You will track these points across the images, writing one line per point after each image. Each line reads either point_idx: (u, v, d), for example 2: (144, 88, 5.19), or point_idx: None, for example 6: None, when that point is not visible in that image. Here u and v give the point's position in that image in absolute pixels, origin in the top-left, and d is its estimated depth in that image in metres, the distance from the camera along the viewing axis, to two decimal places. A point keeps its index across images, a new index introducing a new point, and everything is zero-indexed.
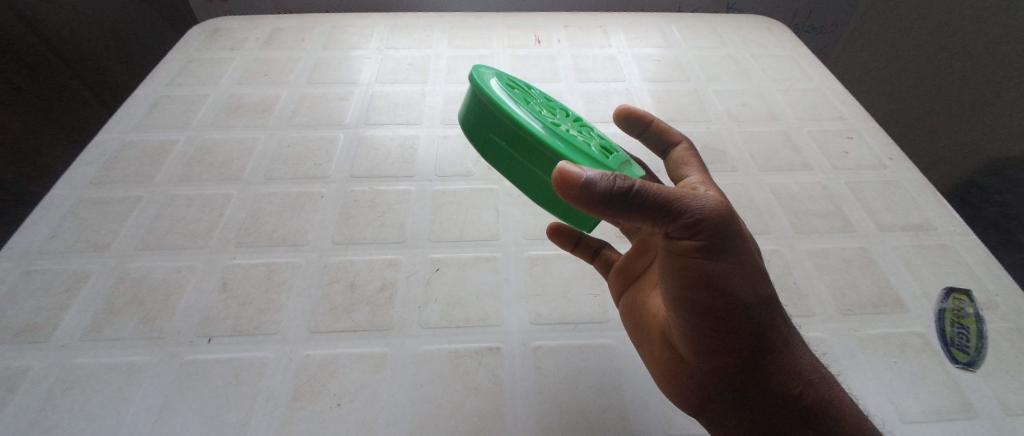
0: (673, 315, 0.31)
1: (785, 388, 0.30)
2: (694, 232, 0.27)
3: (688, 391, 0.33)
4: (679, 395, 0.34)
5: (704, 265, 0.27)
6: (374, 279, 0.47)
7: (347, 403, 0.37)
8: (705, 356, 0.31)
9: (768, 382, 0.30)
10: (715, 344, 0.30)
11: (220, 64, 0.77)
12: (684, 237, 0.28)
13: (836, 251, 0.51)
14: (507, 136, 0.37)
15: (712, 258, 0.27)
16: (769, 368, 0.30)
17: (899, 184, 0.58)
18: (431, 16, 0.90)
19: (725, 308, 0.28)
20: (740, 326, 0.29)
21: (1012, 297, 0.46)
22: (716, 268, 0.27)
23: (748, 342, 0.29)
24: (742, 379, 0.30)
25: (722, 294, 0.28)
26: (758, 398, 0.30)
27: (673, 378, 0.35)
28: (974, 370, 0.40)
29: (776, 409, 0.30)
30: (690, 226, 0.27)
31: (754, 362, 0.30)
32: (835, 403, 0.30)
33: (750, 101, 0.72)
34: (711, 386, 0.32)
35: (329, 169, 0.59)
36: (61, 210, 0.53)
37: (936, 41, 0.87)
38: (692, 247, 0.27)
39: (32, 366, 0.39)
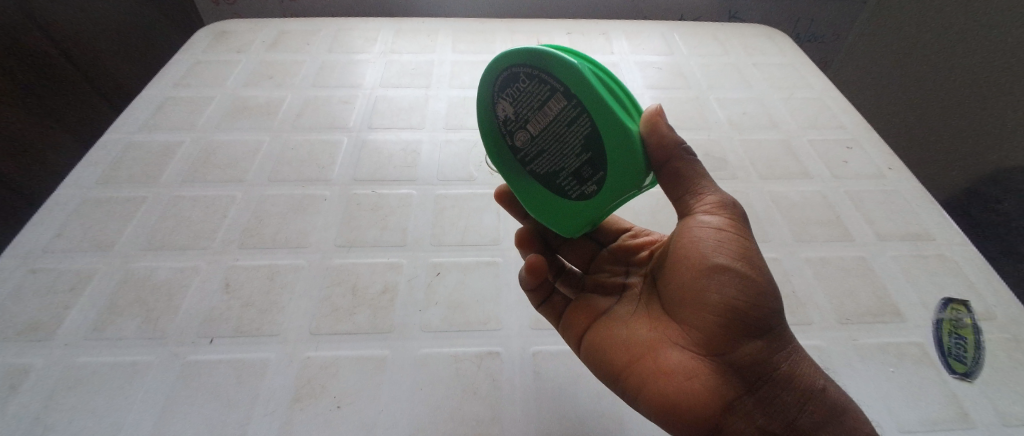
0: (705, 294, 0.29)
1: (812, 379, 0.30)
2: (728, 206, 0.32)
3: (715, 397, 0.28)
4: (702, 408, 0.28)
5: (738, 235, 0.30)
6: (376, 282, 0.47)
7: (347, 405, 0.38)
8: (737, 341, 0.29)
9: (796, 373, 0.29)
10: (752, 321, 0.28)
11: (226, 66, 0.78)
12: (720, 210, 0.32)
13: (835, 259, 0.51)
14: (626, 104, 0.33)
15: (742, 232, 0.31)
16: (792, 361, 0.30)
17: (898, 193, 0.59)
18: (435, 22, 0.90)
19: (762, 279, 0.29)
20: (770, 305, 0.29)
21: (1009, 308, 0.46)
22: (747, 241, 0.31)
23: (774, 326, 0.30)
24: (776, 368, 0.29)
25: (756, 265, 0.30)
26: (787, 395, 0.29)
27: (695, 387, 0.29)
28: (971, 380, 0.41)
29: (806, 405, 0.29)
30: (725, 200, 0.32)
31: (781, 349, 0.30)
32: (847, 402, 0.30)
33: (751, 109, 0.73)
34: (736, 385, 0.29)
35: (332, 172, 0.59)
36: (66, 209, 0.54)
37: (937, 51, 0.87)
38: (727, 218, 0.31)
39: (35, 364, 0.40)
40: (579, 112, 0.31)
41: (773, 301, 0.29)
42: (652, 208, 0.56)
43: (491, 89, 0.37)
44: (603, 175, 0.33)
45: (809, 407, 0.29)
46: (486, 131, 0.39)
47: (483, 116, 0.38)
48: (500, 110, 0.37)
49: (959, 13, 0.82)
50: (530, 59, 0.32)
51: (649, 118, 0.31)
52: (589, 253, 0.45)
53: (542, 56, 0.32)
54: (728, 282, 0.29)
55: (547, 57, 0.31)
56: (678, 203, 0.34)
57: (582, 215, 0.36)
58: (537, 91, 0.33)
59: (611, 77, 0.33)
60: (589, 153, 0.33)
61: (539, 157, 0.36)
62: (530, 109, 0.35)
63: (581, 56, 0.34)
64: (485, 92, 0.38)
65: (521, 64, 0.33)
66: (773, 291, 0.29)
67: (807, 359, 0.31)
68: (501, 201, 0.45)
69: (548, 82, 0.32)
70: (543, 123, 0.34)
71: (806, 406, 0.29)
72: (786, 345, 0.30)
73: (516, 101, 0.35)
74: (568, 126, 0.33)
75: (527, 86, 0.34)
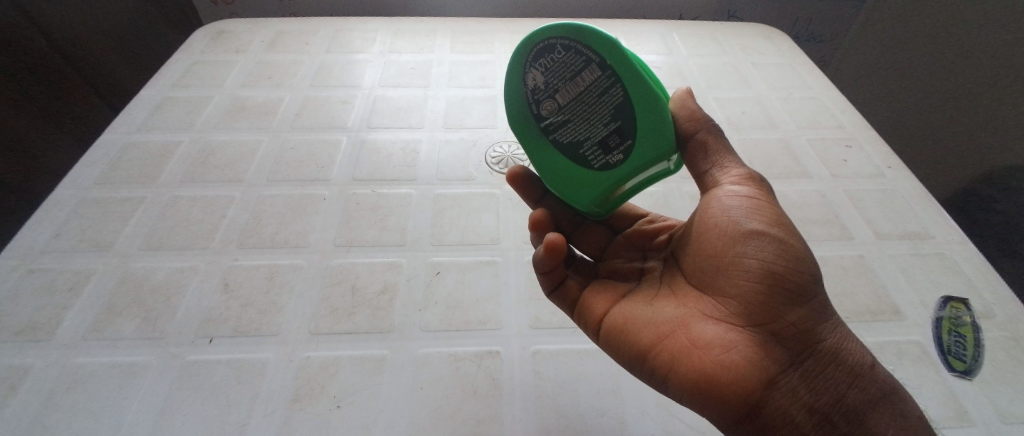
0: (739, 261, 0.29)
1: (857, 354, 0.29)
2: (756, 179, 0.32)
3: (758, 368, 0.27)
4: (745, 380, 0.27)
5: (769, 204, 0.31)
6: (375, 281, 0.47)
7: (347, 405, 0.38)
8: (779, 310, 0.28)
9: (840, 347, 0.28)
10: (792, 287, 0.28)
11: (224, 67, 0.77)
12: (749, 181, 0.32)
13: (834, 258, 0.51)
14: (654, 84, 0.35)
15: (773, 203, 0.31)
16: (835, 335, 0.29)
17: (896, 192, 0.59)
18: (434, 22, 0.90)
19: (800, 246, 0.29)
20: (809, 273, 0.29)
21: (1007, 306, 0.46)
22: (779, 211, 0.31)
23: (814, 297, 0.29)
24: (819, 341, 0.28)
25: (792, 233, 0.30)
26: (832, 370, 0.28)
27: (736, 358, 0.28)
28: (970, 378, 0.41)
29: (853, 380, 0.28)
30: (752, 173, 0.33)
31: (823, 322, 0.29)
32: (893, 381, 0.29)
33: (750, 109, 0.73)
34: (779, 357, 0.28)
35: (331, 172, 0.59)
36: (64, 209, 0.53)
37: (938, 50, 0.87)
38: (756, 189, 0.32)
39: (33, 364, 0.40)
40: (613, 82, 0.33)
41: (811, 270, 0.29)
42: (651, 208, 0.56)
43: (519, 59, 0.37)
44: (631, 144, 0.34)
45: (857, 384, 0.28)
46: (508, 101, 0.39)
47: (509, 86, 0.38)
48: (527, 80, 0.37)
49: (960, 13, 0.82)
50: (569, 29, 0.33)
51: (682, 95, 0.35)
52: (603, 241, 0.45)
53: (580, 28, 0.33)
54: (764, 247, 0.29)
55: (586, 29, 0.32)
56: (703, 179, 0.35)
57: (604, 186, 0.36)
58: (571, 62, 0.34)
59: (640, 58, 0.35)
60: (618, 122, 0.34)
61: (563, 127, 0.37)
62: (561, 79, 0.35)
63: None
64: (513, 63, 0.37)
65: (557, 34, 0.34)
66: (810, 259, 0.29)
67: (848, 335, 0.30)
68: (513, 183, 0.43)
69: (585, 53, 0.33)
70: (573, 94, 0.35)
71: (854, 384, 0.28)
72: (828, 318, 0.29)
73: (548, 71, 0.36)
74: (600, 95, 0.34)
75: (562, 56, 0.35)
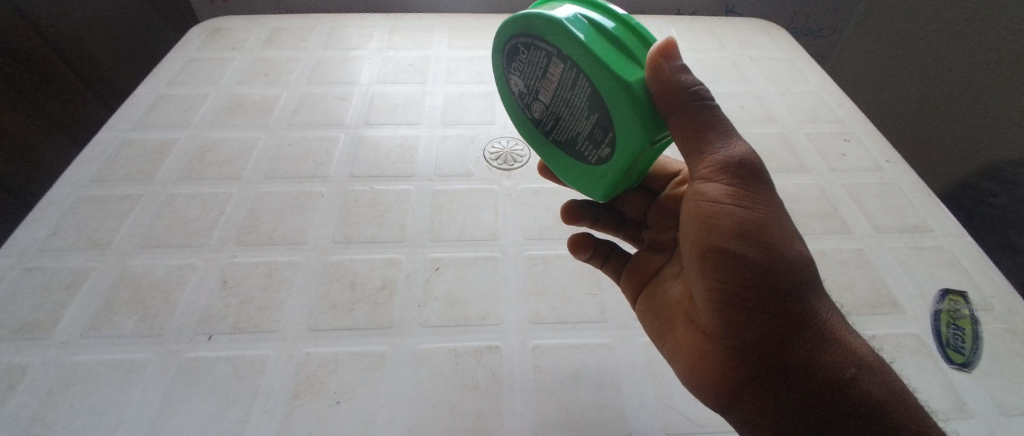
0: (700, 276, 0.29)
1: (835, 361, 0.27)
2: (734, 170, 0.28)
3: (722, 378, 0.30)
4: (710, 386, 0.31)
5: (738, 208, 0.28)
6: (374, 278, 0.47)
7: (347, 401, 0.37)
8: (737, 328, 0.28)
9: (816, 360, 0.27)
10: (748, 305, 0.28)
11: (221, 64, 0.77)
12: (721, 175, 0.29)
13: (834, 252, 0.51)
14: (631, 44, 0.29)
15: (746, 201, 0.28)
16: (812, 346, 0.27)
17: (895, 186, 0.59)
18: (431, 18, 0.90)
19: (764, 256, 0.27)
20: (774, 286, 0.27)
21: (1006, 298, 0.46)
22: (752, 212, 0.28)
23: (786, 309, 0.27)
24: (790, 352, 0.27)
25: (761, 240, 0.27)
26: (803, 380, 0.27)
27: (703, 365, 0.31)
28: (968, 370, 0.41)
29: (825, 390, 0.27)
30: (730, 160, 0.29)
31: (798, 332, 0.27)
32: (889, 383, 0.27)
33: (749, 103, 0.73)
34: (743, 369, 0.29)
35: (329, 169, 0.59)
36: (61, 208, 0.53)
37: (939, 45, 0.87)
38: (730, 185, 0.28)
39: (31, 362, 0.39)
40: (574, 71, 0.30)
41: (781, 282, 0.27)
42: None
43: (505, 67, 0.39)
44: (613, 136, 0.31)
45: (831, 400, 0.27)
46: (511, 107, 0.41)
47: (505, 95, 0.41)
48: (514, 86, 0.39)
49: (963, 7, 0.81)
50: (524, 27, 0.33)
51: (653, 58, 0.27)
52: (643, 206, 0.44)
53: (531, 22, 0.32)
54: (720, 266, 0.28)
55: (536, 23, 0.31)
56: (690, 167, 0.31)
57: (602, 178, 0.34)
58: (537, 58, 0.34)
59: (611, 20, 0.30)
60: (595, 113, 0.31)
61: (555, 125, 0.36)
62: (535, 77, 0.35)
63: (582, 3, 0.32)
64: (502, 70, 0.39)
65: (519, 33, 0.34)
66: (778, 269, 0.27)
67: (834, 338, 0.28)
68: (543, 172, 0.47)
69: (544, 49, 0.32)
70: (550, 92, 0.34)
71: (828, 400, 0.27)
72: (806, 326, 0.28)
73: (525, 74, 0.36)
74: (571, 88, 0.32)
75: (529, 56, 0.34)
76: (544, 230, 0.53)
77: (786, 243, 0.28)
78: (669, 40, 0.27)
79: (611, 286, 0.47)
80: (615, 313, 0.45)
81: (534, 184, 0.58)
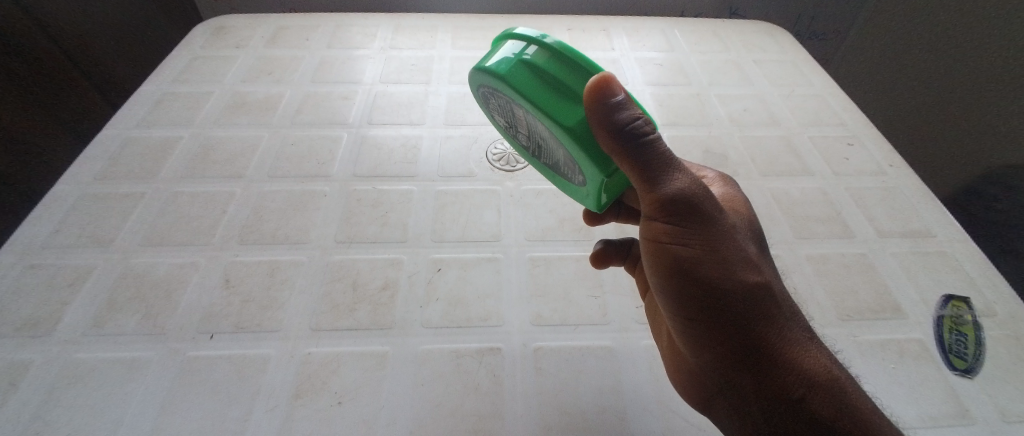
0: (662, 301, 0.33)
1: (784, 383, 0.29)
2: (670, 210, 0.29)
3: (695, 385, 0.34)
4: (688, 391, 0.35)
5: (677, 244, 0.30)
6: (376, 277, 0.47)
7: (348, 401, 0.37)
8: (695, 348, 0.32)
9: (767, 383, 0.29)
10: (696, 330, 0.31)
11: (225, 62, 0.77)
12: (658, 213, 0.29)
13: (837, 256, 0.51)
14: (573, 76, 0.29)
15: (685, 238, 0.29)
16: (761, 369, 0.29)
17: (898, 190, 0.59)
18: (435, 17, 0.90)
19: (700, 290, 0.29)
20: (714, 318, 0.30)
21: (1009, 305, 0.46)
22: (692, 249, 0.29)
23: (730, 338, 0.29)
24: (740, 373, 0.30)
25: (697, 276, 0.29)
26: (754, 398, 0.29)
27: (682, 372, 0.35)
28: (971, 377, 0.41)
29: (774, 408, 0.29)
30: (667, 201, 0.29)
31: (745, 356, 0.29)
32: (841, 403, 0.28)
33: (752, 105, 0.72)
34: (708, 383, 0.32)
35: (331, 168, 0.59)
36: (64, 205, 0.53)
37: (945, 49, 0.86)
38: (670, 224, 0.30)
39: (33, 360, 0.40)
40: (530, 117, 0.31)
41: (720, 312, 0.29)
42: None
43: (484, 105, 0.40)
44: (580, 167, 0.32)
45: (781, 418, 0.29)
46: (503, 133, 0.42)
47: (494, 125, 0.42)
48: (496, 121, 0.40)
49: (970, 13, 0.81)
50: (479, 80, 0.34)
51: (586, 103, 0.27)
52: None
53: (482, 77, 0.33)
54: (671, 296, 0.31)
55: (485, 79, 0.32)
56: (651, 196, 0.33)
57: (588, 201, 0.36)
58: (499, 103, 0.35)
59: (548, 56, 0.30)
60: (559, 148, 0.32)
61: (537, 154, 0.38)
62: (506, 118, 0.36)
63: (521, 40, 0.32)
64: (483, 106, 0.41)
65: (479, 84, 0.35)
66: (717, 302, 0.29)
67: (785, 360, 0.29)
68: None
69: (500, 98, 0.33)
70: (520, 129, 0.36)
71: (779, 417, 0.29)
72: (754, 350, 0.29)
73: (498, 114, 0.37)
74: (533, 128, 0.33)
75: (493, 101, 0.36)
76: (546, 232, 0.52)
77: (727, 275, 0.29)
78: (601, 77, 0.27)
79: (613, 289, 0.47)
80: (616, 315, 0.45)
81: (536, 186, 0.58)
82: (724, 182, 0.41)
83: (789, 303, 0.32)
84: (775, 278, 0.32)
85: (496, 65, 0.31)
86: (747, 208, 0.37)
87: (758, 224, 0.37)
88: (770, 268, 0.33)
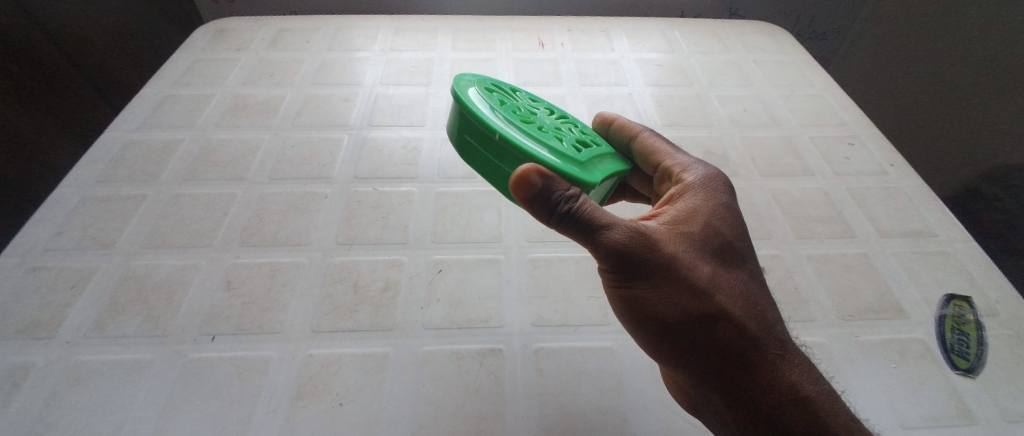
0: (631, 330, 0.36)
1: (754, 405, 0.30)
2: (610, 260, 0.31)
3: (683, 397, 0.36)
4: (679, 400, 0.37)
5: (628, 285, 0.32)
6: (377, 279, 0.47)
7: (349, 403, 0.38)
8: (667, 369, 0.34)
9: (733, 400, 0.31)
10: (660, 357, 0.34)
11: (227, 64, 0.77)
12: (602, 261, 0.32)
13: (838, 256, 0.51)
14: (497, 154, 0.37)
15: (631, 279, 0.32)
16: (723, 389, 0.31)
17: (900, 190, 0.59)
18: (435, 20, 0.90)
19: (654, 323, 0.32)
20: (670, 348, 0.32)
21: (1011, 304, 0.46)
22: (639, 288, 0.32)
23: (689, 363, 0.32)
24: (710, 394, 0.32)
25: (650, 312, 0.32)
26: (729, 417, 0.31)
27: (672, 384, 0.38)
28: (973, 376, 0.41)
29: (747, 427, 0.31)
30: (604, 253, 0.31)
31: (708, 380, 0.31)
32: (809, 418, 0.29)
33: (753, 106, 0.72)
34: (689, 396, 0.35)
35: (332, 170, 0.59)
36: (66, 207, 0.53)
37: (947, 51, 0.86)
38: (615, 271, 0.32)
39: (36, 362, 0.40)
40: None
41: (678, 342, 0.32)
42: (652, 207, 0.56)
43: None
44: None
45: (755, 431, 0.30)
46: None
47: None
48: None
49: (979, 8, 0.80)
50: None
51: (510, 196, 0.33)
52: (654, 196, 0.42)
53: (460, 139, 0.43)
54: (634, 327, 0.35)
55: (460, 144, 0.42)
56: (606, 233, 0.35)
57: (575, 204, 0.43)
58: None
59: (478, 137, 0.38)
60: None
61: None
62: None
63: (461, 117, 0.39)
64: None
65: None
66: (669, 333, 0.32)
67: (751, 381, 0.30)
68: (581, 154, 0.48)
69: None
70: None
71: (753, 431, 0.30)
72: (713, 372, 0.31)
73: None
74: None
75: None
76: (546, 233, 0.53)
77: (674, 309, 0.31)
78: (511, 179, 0.31)
79: None
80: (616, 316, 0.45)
81: None
82: (706, 185, 0.37)
83: (759, 322, 0.31)
84: (742, 299, 0.32)
85: (458, 143, 0.41)
86: (722, 219, 0.35)
87: (733, 235, 0.35)
88: (737, 289, 0.32)
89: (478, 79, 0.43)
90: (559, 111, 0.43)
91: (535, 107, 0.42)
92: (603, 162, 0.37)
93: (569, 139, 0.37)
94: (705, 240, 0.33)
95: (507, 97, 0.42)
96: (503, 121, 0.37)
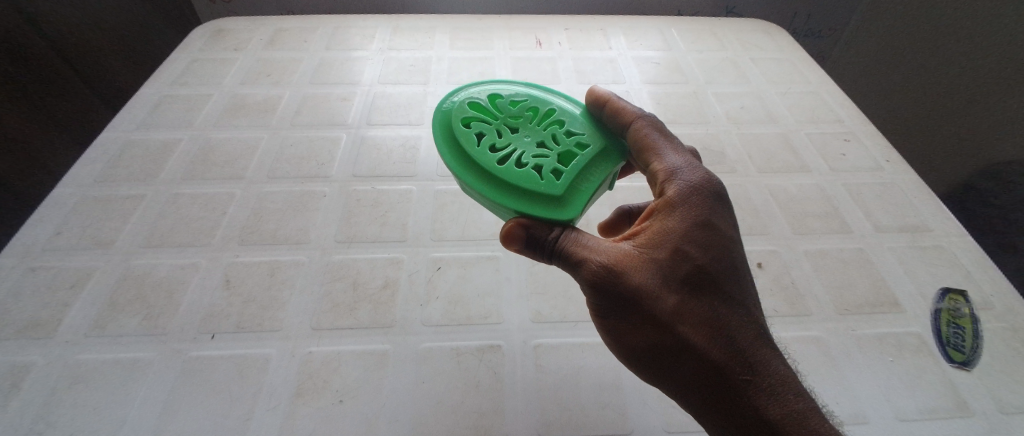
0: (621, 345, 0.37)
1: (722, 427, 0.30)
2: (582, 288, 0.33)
3: None
4: None
5: (603, 311, 0.33)
6: (376, 277, 0.47)
7: (349, 400, 0.38)
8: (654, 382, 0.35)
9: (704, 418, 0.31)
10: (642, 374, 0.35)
11: (225, 64, 0.77)
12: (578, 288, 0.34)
13: (835, 251, 0.52)
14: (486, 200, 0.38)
15: (603, 306, 0.33)
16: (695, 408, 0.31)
17: (896, 186, 0.59)
18: (433, 19, 0.90)
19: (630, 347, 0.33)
20: (646, 368, 0.33)
21: (1006, 297, 0.47)
22: (611, 315, 0.33)
23: (663, 382, 0.33)
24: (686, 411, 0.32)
25: (624, 335, 0.33)
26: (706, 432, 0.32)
27: None
28: (968, 369, 0.41)
29: None
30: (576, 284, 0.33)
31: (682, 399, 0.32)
32: None
33: (750, 103, 0.73)
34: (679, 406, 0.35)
35: (331, 169, 0.59)
36: (64, 208, 0.53)
37: (938, 49, 0.87)
38: (590, 298, 0.33)
39: (36, 361, 0.40)
40: None
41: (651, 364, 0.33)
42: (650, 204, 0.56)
43: None
44: None
45: None
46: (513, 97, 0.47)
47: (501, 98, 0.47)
48: None
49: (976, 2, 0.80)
50: None
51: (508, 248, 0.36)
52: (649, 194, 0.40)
53: None
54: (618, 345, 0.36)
55: None
56: None
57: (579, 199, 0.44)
58: None
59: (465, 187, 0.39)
60: None
61: None
62: None
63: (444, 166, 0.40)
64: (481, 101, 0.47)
65: None
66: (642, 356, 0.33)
67: (719, 405, 0.30)
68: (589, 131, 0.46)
69: None
70: None
71: None
72: (683, 393, 0.32)
73: None
74: None
75: None
76: None
77: (642, 335, 0.32)
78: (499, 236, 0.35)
79: None
80: None
81: None
82: (688, 198, 0.33)
83: (731, 351, 0.30)
84: (712, 326, 0.30)
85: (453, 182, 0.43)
86: (700, 239, 0.32)
87: (711, 258, 0.31)
88: (708, 315, 0.30)
89: (449, 109, 0.42)
90: (539, 112, 0.42)
91: (513, 118, 0.41)
92: (590, 175, 0.38)
93: (547, 163, 0.37)
94: (674, 265, 0.31)
95: (486, 118, 0.41)
96: (482, 166, 0.38)
